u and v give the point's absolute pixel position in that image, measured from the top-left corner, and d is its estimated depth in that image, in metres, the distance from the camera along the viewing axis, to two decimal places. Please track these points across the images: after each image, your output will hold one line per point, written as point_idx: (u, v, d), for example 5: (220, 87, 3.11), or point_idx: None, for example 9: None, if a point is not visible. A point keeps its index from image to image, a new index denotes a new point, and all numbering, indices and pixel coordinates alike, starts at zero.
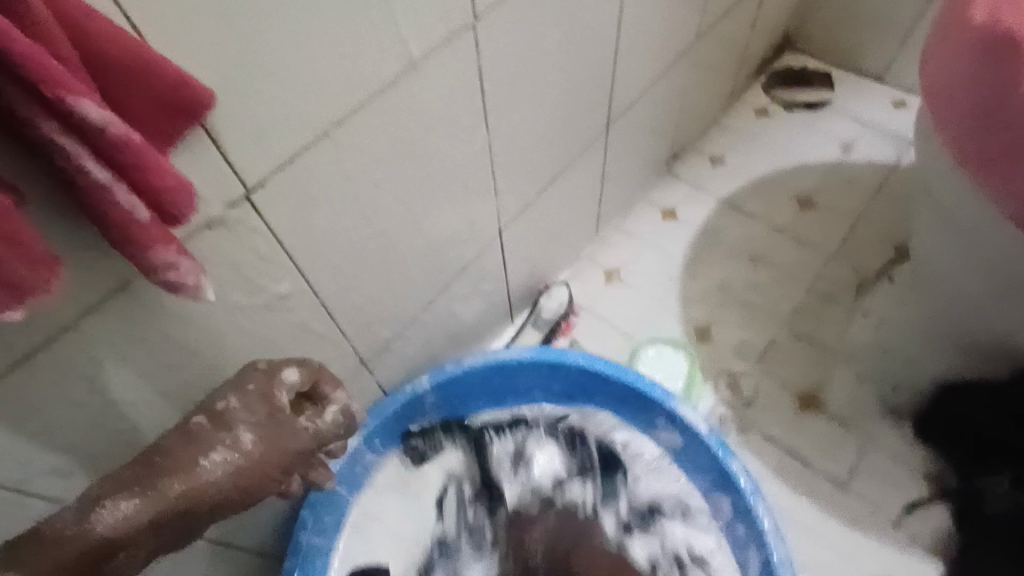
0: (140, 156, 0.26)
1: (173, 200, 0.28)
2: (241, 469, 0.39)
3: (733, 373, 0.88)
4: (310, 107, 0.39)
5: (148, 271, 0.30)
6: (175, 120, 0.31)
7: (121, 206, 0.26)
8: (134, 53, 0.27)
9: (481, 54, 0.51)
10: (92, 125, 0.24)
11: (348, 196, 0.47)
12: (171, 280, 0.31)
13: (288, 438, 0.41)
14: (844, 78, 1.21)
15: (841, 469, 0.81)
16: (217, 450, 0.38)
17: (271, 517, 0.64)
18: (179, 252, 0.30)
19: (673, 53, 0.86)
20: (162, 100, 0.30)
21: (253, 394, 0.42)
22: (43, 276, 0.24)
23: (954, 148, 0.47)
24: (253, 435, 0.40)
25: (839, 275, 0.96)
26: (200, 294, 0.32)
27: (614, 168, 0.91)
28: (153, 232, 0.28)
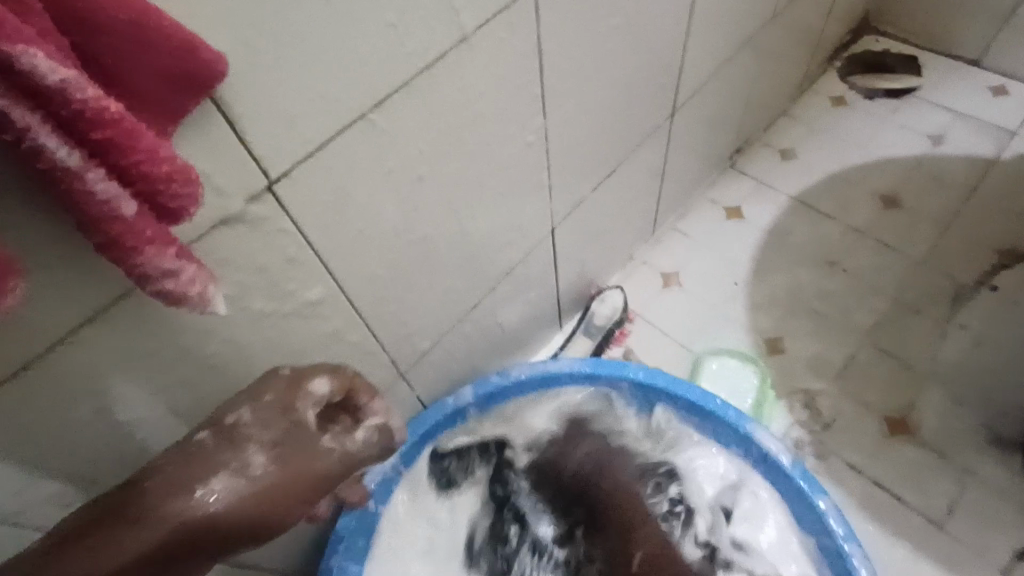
0: (123, 134, 0.20)
1: (169, 191, 0.22)
2: (251, 495, 0.34)
3: (810, 391, 0.78)
4: (343, 83, 0.33)
5: (141, 280, 0.24)
6: (178, 93, 0.25)
7: (100, 199, 0.20)
8: (121, 2, 0.21)
9: (541, 24, 0.44)
10: (55, 90, 0.18)
11: (387, 190, 0.41)
12: (169, 290, 0.25)
13: (310, 460, 0.36)
14: (933, 62, 1.08)
15: (934, 506, 0.70)
16: (223, 474, 0.34)
17: (297, 539, 0.59)
18: (181, 257, 0.24)
19: (746, 32, 0.77)
20: (160, 66, 0.24)
21: (269, 409, 0.38)
22: None
23: None
24: (267, 457, 0.35)
25: (932, 282, 0.84)
26: (206, 307, 0.26)
27: (675, 160, 0.83)
28: (144, 232, 0.22)
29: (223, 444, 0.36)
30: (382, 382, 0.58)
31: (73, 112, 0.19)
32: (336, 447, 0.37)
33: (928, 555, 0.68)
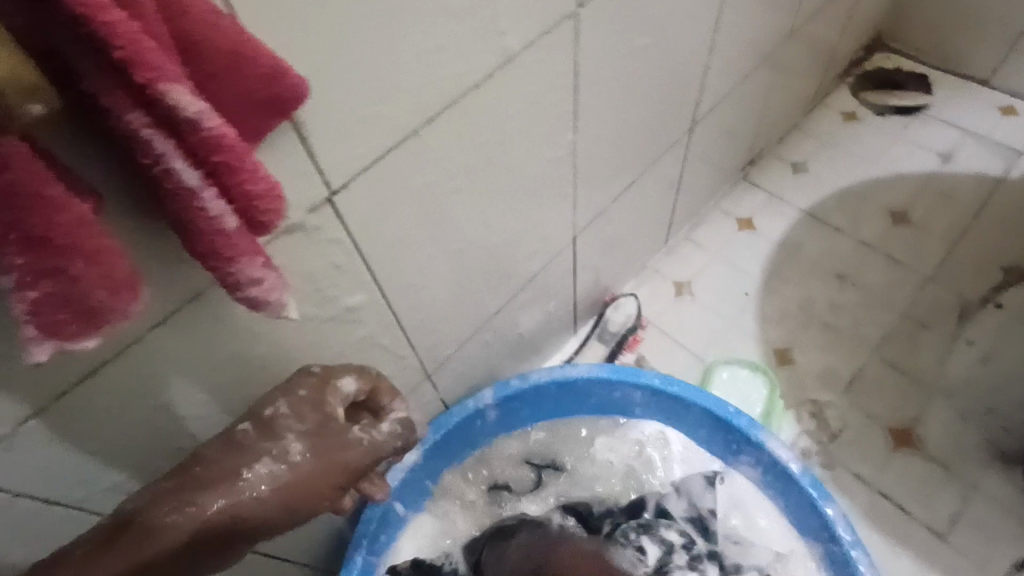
0: (235, 157, 0.22)
1: (265, 209, 0.24)
2: (289, 487, 0.34)
3: (818, 402, 0.80)
4: (400, 103, 0.35)
5: (229, 286, 0.26)
6: (267, 116, 0.27)
7: (209, 214, 0.23)
8: (230, 36, 0.23)
9: (578, 46, 0.46)
10: (186, 119, 0.20)
11: (430, 201, 0.43)
12: (254, 296, 0.27)
13: (344, 453, 0.36)
14: (942, 81, 1.10)
15: (939, 518, 0.72)
16: (262, 463, 0.35)
17: (321, 535, 0.61)
18: (265, 267, 0.26)
19: (764, 51, 0.79)
20: (256, 92, 0.26)
21: (304, 401, 0.38)
22: (124, 298, 0.22)
23: None
24: (303, 446, 0.36)
25: (938, 298, 0.86)
26: (283, 312, 0.28)
27: (691, 173, 0.85)
28: (241, 244, 0.24)
29: (259, 436, 0.36)
30: (409, 384, 0.60)
31: (198, 137, 0.21)
32: (364, 438, 0.37)
33: (930, 564, 0.70)
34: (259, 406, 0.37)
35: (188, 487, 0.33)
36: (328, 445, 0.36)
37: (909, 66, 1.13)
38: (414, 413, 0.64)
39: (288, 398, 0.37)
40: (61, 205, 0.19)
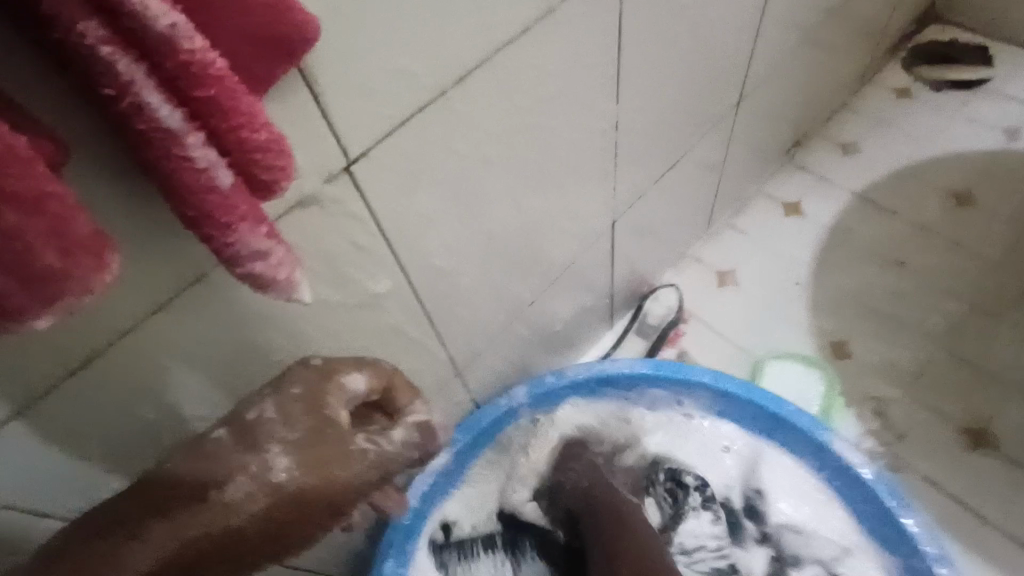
0: (224, 91, 0.18)
1: (263, 161, 0.20)
2: (273, 505, 0.29)
3: (881, 399, 0.73)
4: (428, 59, 0.31)
5: (227, 261, 0.22)
6: (273, 61, 0.23)
7: (196, 166, 0.18)
8: None
9: (624, 1, 0.41)
10: (157, 37, 0.16)
11: (460, 177, 0.39)
12: (258, 273, 0.22)
13: (342, 466, 0.30)
14: (1003, 53, 1.02)
15: (1022, 526, 0.65)
16: (240, 479, 0.28)
17: (347, 546, 0.57)
18: (271, 237, 0.22)
19: (816, 18, 0.73)
20: (258, 30, 0.21)
21: (295, 400, 0.31)
22: (89, 264, 0.18)
23: None
24: (290, 460, 0.29)
25: (1010, 285, 0.79)
26: (295, 295, 0.24)
27: (735, 153, 0.79)
28: (238, 205, 0.20)
29: (237, 444, 0.30)
30: (437, 380, 0.55)
31: (174, 61, 0.17)
32: (369, 449, 0.31)
33: None
34: (242, 406, 0.32)
35: (160, 505, 0.28)
36: (321, 460, 0.29)
37: (967, 37, 1.05)
38: (443, 412, 0.59)
39: (279, 397, 0.31)
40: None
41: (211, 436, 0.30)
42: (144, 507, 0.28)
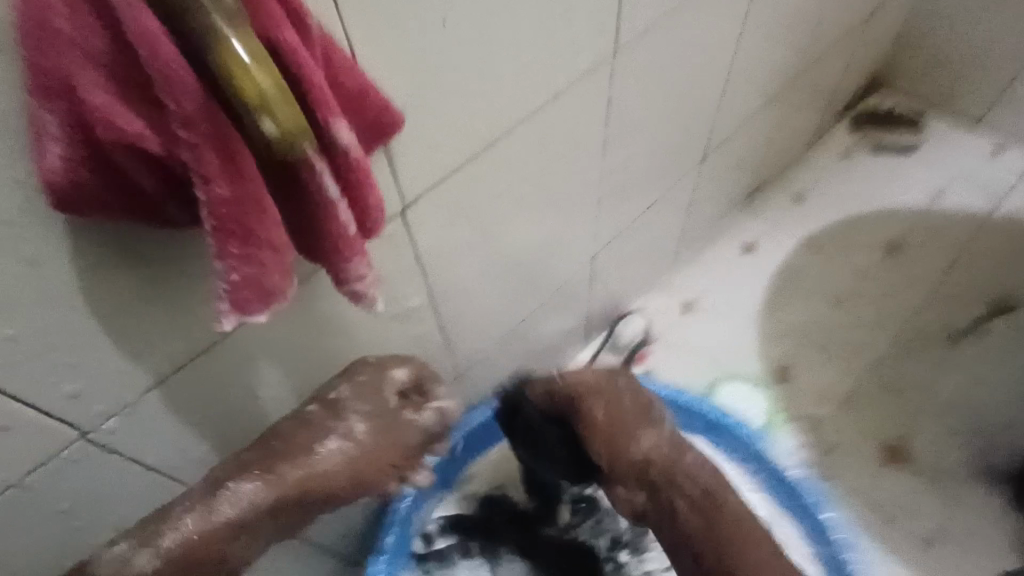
0: (364, 175, 0.27)
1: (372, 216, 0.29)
2: (353, 459, 0.40)
3: (817, 417, 0.85)
4: (469, 133, 0.41)
5: (336, 275, 0.31)
6: (370, 140, 0.32)
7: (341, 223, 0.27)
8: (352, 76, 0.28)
9: (613, 85, 0.52)
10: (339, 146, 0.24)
11: (482, 218, 0.49)
12: (354, 291, 0.31)
13: (401, 435, 0.42)
14: (934, 121, 1.17)
15: (928, 528, 0.77)
16: (332, 438, 0.40)
17: (353, 524, 0.66)
18: (367, 265, 0.31)
19: (771, 89, 0.86)
20: (366, 122, 0.30)
21: (363, 386, 0.41)
22: (282, 282, 0.24)
23: None
24: (365, 426, 0.41)
25: (928, 324, 0.92)
26: (371, 306, 0.33)
27: (700, 199, 0.91)
28: (357, 247, 0.29)
29: (325, 414, 0.40)
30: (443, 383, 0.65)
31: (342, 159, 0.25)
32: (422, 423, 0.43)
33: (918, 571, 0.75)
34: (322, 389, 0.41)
35: (265, 459, 0.38)
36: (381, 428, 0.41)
37: (905, 105, 1.20)
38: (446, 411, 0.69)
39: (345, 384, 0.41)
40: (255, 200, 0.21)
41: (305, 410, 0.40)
42: (252, 456, 0.38)
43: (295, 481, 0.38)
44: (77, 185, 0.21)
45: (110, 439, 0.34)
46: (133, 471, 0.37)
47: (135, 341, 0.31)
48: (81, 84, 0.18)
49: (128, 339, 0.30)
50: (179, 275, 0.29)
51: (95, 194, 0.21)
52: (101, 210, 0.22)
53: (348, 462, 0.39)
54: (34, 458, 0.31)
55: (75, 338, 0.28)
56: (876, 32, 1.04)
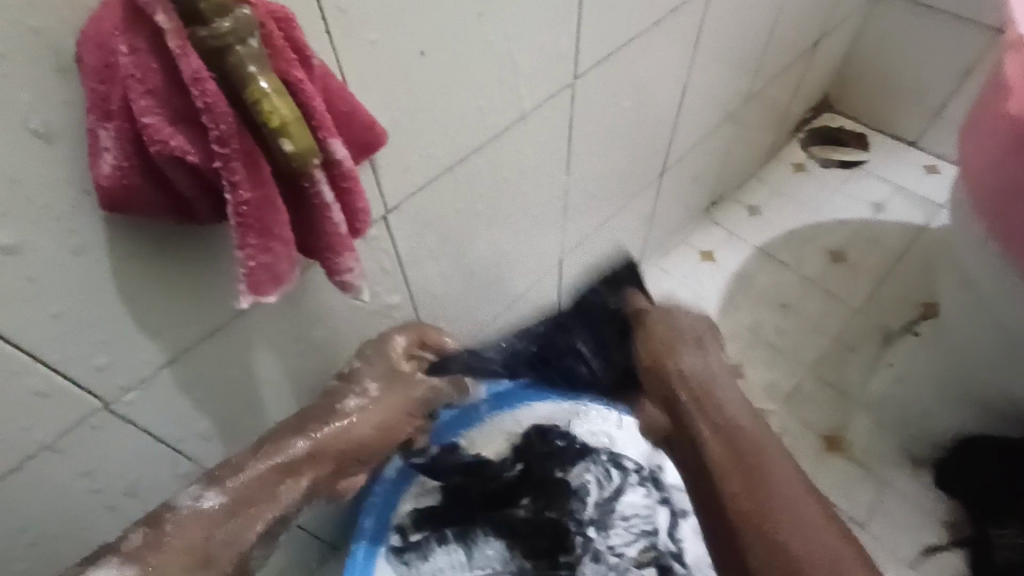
0: (351, 180, 0.31)
1: (355, 215, 0.33)
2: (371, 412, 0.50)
3: (764, 410, 0.93)
4: (442, 148, 0.47)
5: (327, 272, 0.35)
6: (358, 155, 0.37)
7: (333, 222, 0.31)
8: (341, 98, 0.33)
9: (574, 107, 0.58)
10: (332, 156, 0.29)
11: (454, 224, 0.55)
12: (345, 282, 0.35)
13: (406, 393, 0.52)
14: (879, 140, 1.27)
15: (860, 509, 0.84)
16: (353, 395, 0.50)
17: (339, 507, 0.71)
18: (356, 259, 0.35)
19: (725, 110, 0.93)
20: (355, 139, 0.35)
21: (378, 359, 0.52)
22: (287, 263, 0.29)
23: (1004, 225, 0.54)
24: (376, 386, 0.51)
25: (866, 327, 1.00)
26: (358, 297, 0.37)
27: (662, 210, 0.98)
28: (347, 242, 0.33)
29: (344, 383, 0.51)
30: None
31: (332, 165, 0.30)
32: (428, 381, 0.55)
33: None
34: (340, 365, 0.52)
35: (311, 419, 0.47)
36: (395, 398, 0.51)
37: (852, 125, 1.29)
38: None
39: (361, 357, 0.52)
40: (268, 201, 0.26)
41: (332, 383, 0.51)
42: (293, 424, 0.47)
43: (329, 434, 0.47)
44: (124, 187, 0.26)
45: (127, 408, 0.39)
46: (143, 438, 0.42)
47: (155, 321, 0.36)
48: (137, 108, 0.23)
49: (150, 317, 0.36)
50: (195, 266, 0.35)
51: (138, 196, 0.27)
52: (140, 208, 0.27)
53: (366, 417, 0.49)
54: (63, 419, 0.36)
55: (109, 317, 0.34)
56: (822, 60, 1.13)
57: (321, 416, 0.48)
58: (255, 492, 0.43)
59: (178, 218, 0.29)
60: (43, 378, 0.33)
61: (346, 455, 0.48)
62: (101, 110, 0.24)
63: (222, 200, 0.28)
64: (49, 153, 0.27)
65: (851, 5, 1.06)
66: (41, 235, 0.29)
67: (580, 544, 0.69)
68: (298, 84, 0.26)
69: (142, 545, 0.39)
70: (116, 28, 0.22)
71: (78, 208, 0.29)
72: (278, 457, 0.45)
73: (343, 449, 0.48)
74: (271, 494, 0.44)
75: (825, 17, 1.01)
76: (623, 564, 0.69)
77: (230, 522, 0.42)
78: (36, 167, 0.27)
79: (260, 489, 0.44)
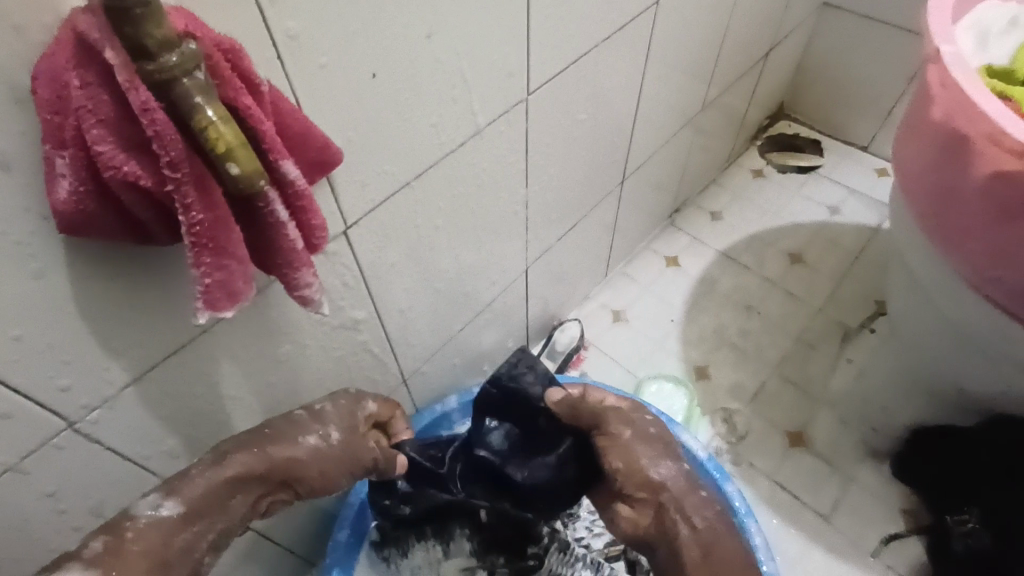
0: (306, 198, 0.33)
1: (313, 233, 0.35)
2: (325, 454, 0.46)
3: (728, 410, 0.95)
4: (398, 166, 0.49)
5: (287, 288, 0.36)
6: (316, 174, 0.38)
7: (290, 239, 0.33)
8: (296, 123, 0.35)
9: (528, 122, 0.61)
10: (286, 178, 0.31)
11: (415, 238, 0.56)
12: (305, 296, 0.36)
13: (359, 454, 0.49)
14: (832, 146, 1.32)
15: (824, 503, 0.87)
16: (311, 436, 0.46)
17: (311, 522, 0.72)
18: (315, 274, 0.36)
19: (682, 120, 0.96)
20: (313, 160, 0.37)
21: (343, 407, 0.50)
22: (243, 279, 0.30)
23: (936, 222, 0.57)
24: (337, 435, 0.48)
25: (825, 325, 1.04)
26: (318, 311, 0.38)
27: (625, 219, 1.02)
28: (304, 257, 0.34)
29: (310, 419, 0.47)
30: (389, 387, 0.71)
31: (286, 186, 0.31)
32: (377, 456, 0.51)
33: (815, 541, 0.84)
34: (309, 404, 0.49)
35: (259, 441, 0.44)
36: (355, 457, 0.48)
37: (806, 132, 1.35)
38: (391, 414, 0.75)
39: (335, 402, 0.50)
40: (221, 222, 0.28)
41: (295, 412, 0.48)
42: (250, 437, 0.44)
43: (280, 459, 0.44)
44: (80, 212, 0.27)
45: (90, 428, 0.40)
46: (108, 458, 0.43)
47: (118, 341, 0.37)
48: (90, 137, 0.24)
49: (114, 338, 0.37)
50: (161, 284, 0.36)
51: (95, 219, 0.28)
52: (98, 230, 0.29)
53: (318, 459, 0.46)
54: (26, 440, 0.37)
55: (72, 339, 0.35)
56: (774, 70, 1.18)
57: (280, 437, 0.45)
58: (201, 506, 0.40)
59: (136, 240, 0.30)
60: (3, 401, 0.34)
61: (288, 490, 0.45)
62: (56, 140, 0.26)
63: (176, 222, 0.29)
64: (6, 180, 0.28)
65: (797, 18, 1.11)
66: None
67: (548, 535, 0.70)
68: (248, 110, 0.28)
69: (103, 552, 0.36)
70: (69, 63, 0.24)
71: (35, 233, 0.30)
72: (235, 469, 0.42)
73: (290, 477, 0.45)
74: (219, 509, 0.41)
75: (774, 29, 1.05)
76: (590, 556, 0.71)
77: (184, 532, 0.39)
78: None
79: (209, 500, 0.41)
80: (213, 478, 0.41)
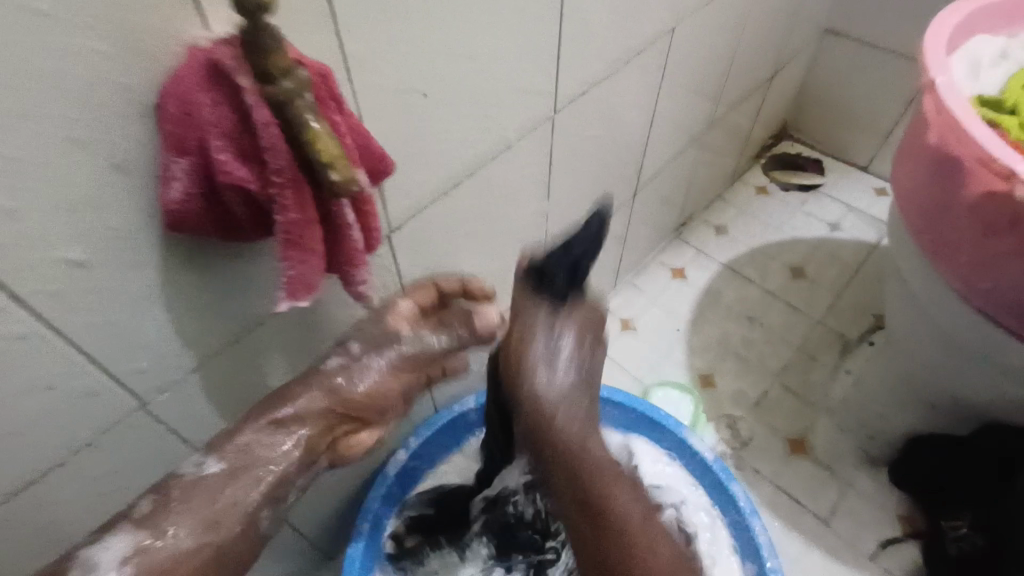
0: (370, 204, 0.37)
1: (371, 237, 0.39)
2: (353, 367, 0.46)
3: (733, 417, 0.99)
4: (438, 177, 0.53)
5: (344, 284, 0.40)
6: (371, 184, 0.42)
7: (354, 242, 0.37)
8: (362, 139, 0.39)
9: (553, 138, 0.65)
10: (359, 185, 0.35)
11: (447, 245, 0.60)
12: (359, 292, 0.41)
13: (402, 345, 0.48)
14: (832, 165, 1.37)
15: (824, 507, 0.90)
16: (335, 357, 0.47)
17: (329, 513, 0.74)
18: (370, 273, 0.40)
19: (690, 138, 1.01)
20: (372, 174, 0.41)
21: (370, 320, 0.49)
22: (319, 276, 0.35)
23: (930, 236, 0.62)
24: (361, 345, 0.47)
25: (825, 337, 1.08)
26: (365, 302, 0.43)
27: (635, 231, 1.06)
28: (363, 259, 0.39)
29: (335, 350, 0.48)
30: None
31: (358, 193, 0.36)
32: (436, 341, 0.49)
33: (814, 542, 0.88)
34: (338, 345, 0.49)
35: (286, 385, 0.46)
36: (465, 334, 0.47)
37: (807, 152, 1.40)
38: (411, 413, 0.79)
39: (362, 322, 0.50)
40: (309, 224, 0.32)
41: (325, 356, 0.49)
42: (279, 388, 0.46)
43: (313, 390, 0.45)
44: (186, 210, 0.31)
45: (158, 409, 0.43)
46: (169, 441, 0.46)
47: (191, 329, 0.41)
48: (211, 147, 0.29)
49: (188, 325, 0.40)
50: (231, 279, 0.40)
51: (198, 218, 0.32)
52: (196, 228, 0.33)
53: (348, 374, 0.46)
54: (104, 418, 0.40)
55: (154, 325, 0.39)
56: (777, 92, 1.23)
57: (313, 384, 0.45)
58: (244, 464, 0.42)
59: (226, 237, 0.34)
60: (90, 380, 0.38)
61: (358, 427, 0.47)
62: (176, 147, 0.30)
63: (264, 221, 0.33)
64: (121, 181, 0.32)
65: (800, 43, 1.16)
66: (104, 251, 0.33)
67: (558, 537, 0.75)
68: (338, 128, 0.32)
69: (148, 513, 0.40)
70: (200, 84, 0.28)
71: (138, 227, 0.34)
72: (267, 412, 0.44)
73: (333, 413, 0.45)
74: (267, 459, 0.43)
75: (778, 53, 1.11)
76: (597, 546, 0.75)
77: (227, 489, 0.42)
78: (110, 194, 0.32)
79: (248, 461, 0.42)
80: (274, 446, 0.43)
